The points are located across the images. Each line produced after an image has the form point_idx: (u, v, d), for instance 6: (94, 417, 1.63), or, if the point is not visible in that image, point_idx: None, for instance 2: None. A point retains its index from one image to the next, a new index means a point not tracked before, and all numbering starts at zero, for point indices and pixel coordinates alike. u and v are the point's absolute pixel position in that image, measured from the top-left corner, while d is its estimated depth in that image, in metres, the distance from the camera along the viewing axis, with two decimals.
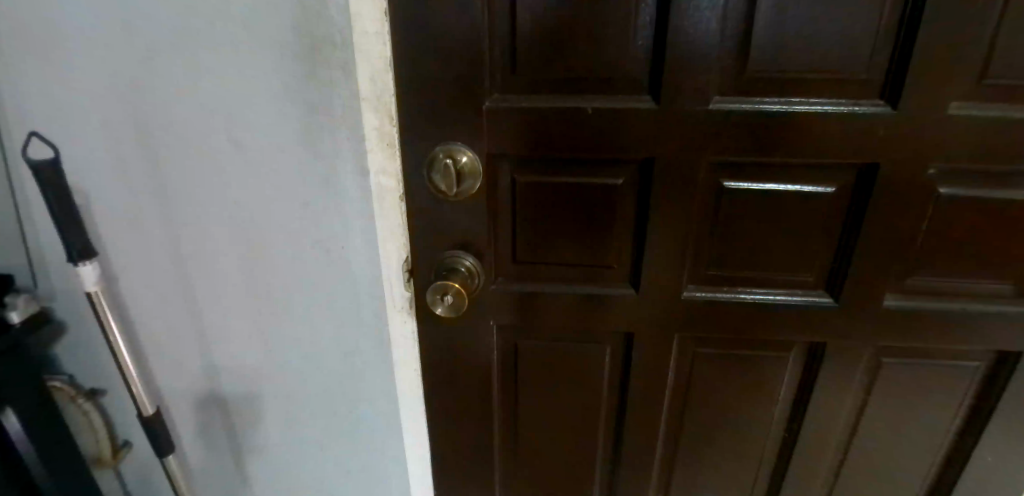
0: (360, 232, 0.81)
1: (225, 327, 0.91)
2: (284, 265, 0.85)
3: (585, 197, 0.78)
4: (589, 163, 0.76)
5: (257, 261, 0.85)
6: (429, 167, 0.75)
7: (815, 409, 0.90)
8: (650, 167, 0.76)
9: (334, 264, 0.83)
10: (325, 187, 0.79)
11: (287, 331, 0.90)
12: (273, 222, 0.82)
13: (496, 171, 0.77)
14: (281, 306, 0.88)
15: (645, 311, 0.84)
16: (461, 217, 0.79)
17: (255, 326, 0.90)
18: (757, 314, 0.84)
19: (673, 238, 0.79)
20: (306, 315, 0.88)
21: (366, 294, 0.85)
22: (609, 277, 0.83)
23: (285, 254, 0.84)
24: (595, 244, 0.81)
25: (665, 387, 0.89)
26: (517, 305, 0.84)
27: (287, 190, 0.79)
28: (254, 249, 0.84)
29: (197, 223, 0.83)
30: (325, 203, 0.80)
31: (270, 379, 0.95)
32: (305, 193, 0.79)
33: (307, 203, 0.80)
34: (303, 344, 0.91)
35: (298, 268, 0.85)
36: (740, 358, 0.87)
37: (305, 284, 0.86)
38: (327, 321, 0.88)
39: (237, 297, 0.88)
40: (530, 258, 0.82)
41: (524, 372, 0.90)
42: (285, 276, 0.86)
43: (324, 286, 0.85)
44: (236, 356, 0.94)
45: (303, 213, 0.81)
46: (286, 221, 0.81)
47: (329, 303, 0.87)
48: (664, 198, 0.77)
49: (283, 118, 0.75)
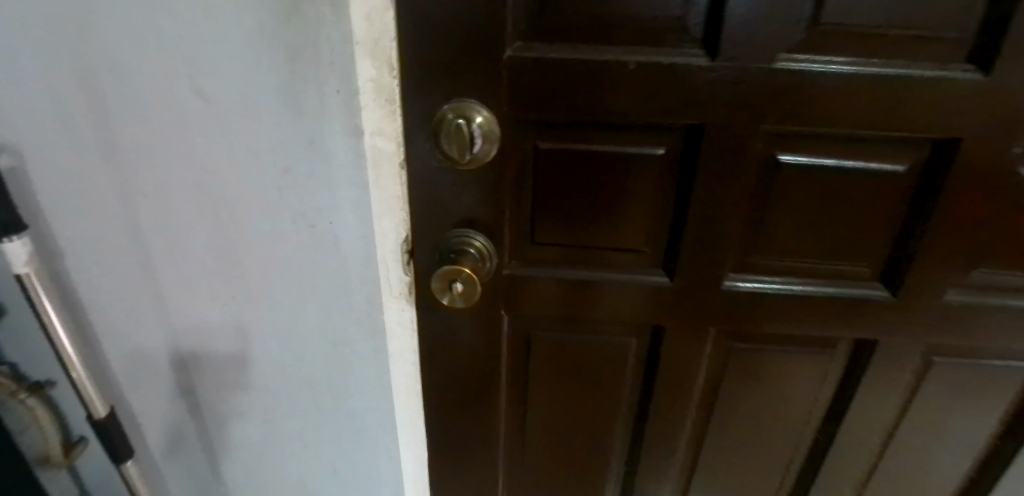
0: (352, 207, 0.69)
1: (191, 311, 0.79)
2: (260, 242, 0.72)
3: (618, 170, 0.67)
4: (625, 130, 0.65)
5: (228, 236, 0.73)
6: (435, 129, 0.62)
7: (855, 411, 0.82)
8: (698, 138, 0.64)
9: (320, 243, 0.71)
10: (309, 152, 0.66)
11: (265, 317, 0.78)
12: (247, 192, 0.69)
13: (515, 136, 0.65)
14: (258, 288, 0.76)
15: (677, 303, 0.74)
16: (471, 191, 0.67)
17: (227, 311, 0.79)
18: (801, 306, 0.74)
19: (716, 219, 0.68)
20: (287, 301, 0.77)
21: (356, 279, 0.73)
22: (640, 263, 0.72)
23: (261, 230, 0.71)
24: (626, 225, 0.70)
25: (693, 385, 0.80)
26: (533, 292, 0.74)
27: (264, 155, 0.67)
28: (224, 223, 0.71)
29: (155, 191, 0.70)
30: (309, 171, 0.67)
31: (246, 369, 0.84)
32: (285, 159, 0.66)
33: (288, 171, 0.67)
34: (283, 333, 0.79)
35: (278, 247, 0.72)
36: (778, 354, 0.78)
37: (285, 266, 0.74)
38: (312, 308, 0.76)
39: (205, 277, 0.76)
40: (550, 239, 0.71)
41: (537, 367, 0.80)
42: (262, 255, 0.73)
43: (308, 269, 0.73)
44: (205, 344, 0.82)
45: (284, 183, 0.68)
46: (263, 191, 0.69)
47: (313, 288, 0.75)
48: (711, 172, 0.66)
49: (258, 67, 0.61)
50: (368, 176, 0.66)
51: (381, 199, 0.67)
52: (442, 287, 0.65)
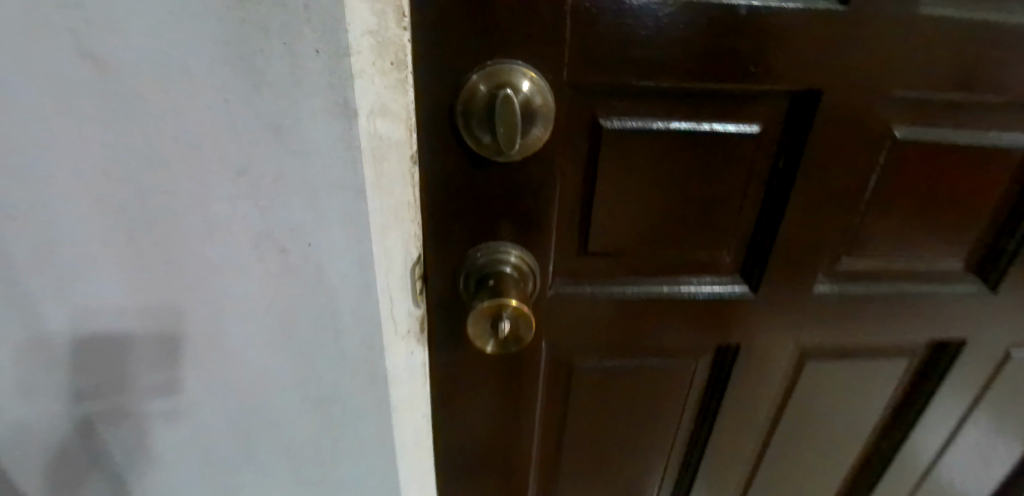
0: (344, 219, 0.48)
1: (100, 382, 0.56)
2: (205, 276, 0.51)
3: (703, 156, 0.50)
4: (716, 102, 0.48)
5: (151, 273, 0.50)
6: (467, 106, 0.43)
7: (928, 413, 0.73)
8: (810, 113, 0.49)
9: (297, 271, 0.51)
10: (273, 146, 0.45)
11: (220, 373, 0.57)
12: (182, 209, 0.47)
13: (571, 113, 0.47)
14: (208, 336, 0.55)
15: (755, 315, 0.60)
16: (512, 191, 0.49)
17: (160, 374, 0.56)
18: (892, 309, 0.62)
19: (815, 215, 0.54)
20: (248, 349, 0.56)
21: (348, 314, 0.54)
22: (715, 270, 0.57)
23: (207, 259, 0.50)
24: (704, 225, 0.54)
25: (760, 406, 0.68)
26: (581, 315, 0.58)
27: (202, 152, 0.45)
28: (149, 255, 0.49)
29: (30, 217, 0.46)
30: (275, 172, 0.46)
31: (196, 439, 0.62)
32: (238, 157, 0.45)
33: (243, 175, 0.46)
34: (246, 391, 0.59)
35: (232, 280, 0.51)
36: (856, 364, 0.67)
37: (246, 304, 0.53)
38: (287, 355, 0.57)
39: (118, 333, 0.53)
40: (607, 248, 0.54)
41: (579, 399, 0.64)
42: (209, 294, 0.52)
43: (279, 305, 0.53)
44: (128, 419, 0.59)
45: (238, 192, 0.47)
46: (205, 205, 0.47)
47: (288, 330, 0.55)
48: (818, 157, 0.51)
49: (186, 16, 0.40)
50: (366, 177, 0.46)
51: (386, 209, 0.48)
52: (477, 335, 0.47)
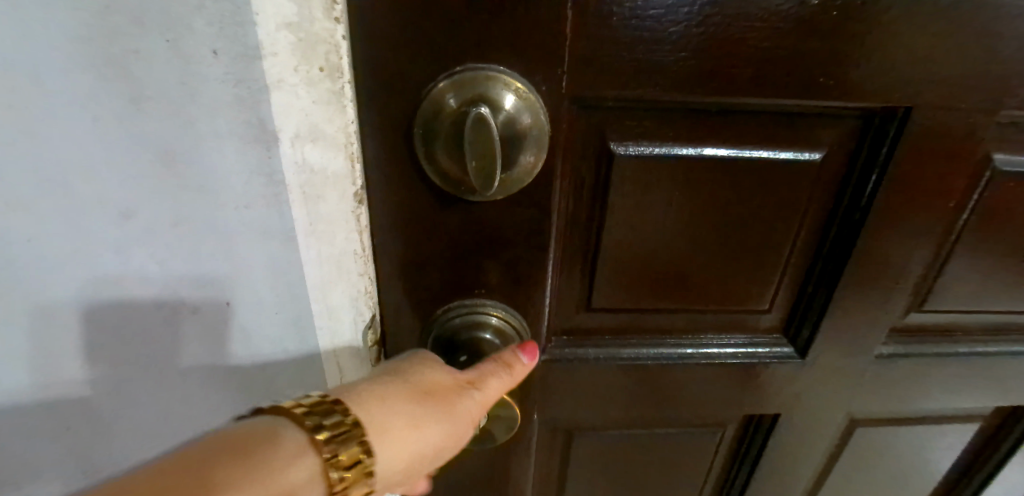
0: (275, 268, 0.38)
1: None
2: (102, 340, 0.40)
3: (746, 191, 0.39)
4: (768, 122, 0.36)
5: (36, 337, 0.40)
6: (428, 127, 0.31)
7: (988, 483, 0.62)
8: (894, 137, 0.37)
9: (219, 328, 0.41)
10: (168, 182, 0.34)
11: (135, 443, 0.47)
12: (59, 262, 0.36)
13: (572, 136, 0.35)
14: (116, 400, 0.44)
15: (798, 382, 0.49)
16: (493, 236, 0.37)
17: (61, 440, 0.46)
18: (967, 372, 0.50)
19: (885, 264, 0.42)
20: (171, 417, 0.46)
21: (291, 375, 0.44)
22: (752, 327, 0.46)
23: (100, 320, 0.39)
24: (742, 275, 0.43)
25: (797, 478, 0.56)
26: (584, 382, 0.46)
27: (75, 190, 0.34)
28: (25, 310, 0.38)
29: None
30: (174, 213, 0.35)
31: None
32: (126, 195, 0.34)
33: (134, 217, 0.35)
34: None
35: (138, 342, 0.41)
36: (917, 433, 0.55)
37: (162, 368, 0.43)
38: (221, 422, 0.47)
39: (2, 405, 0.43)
40: (618, 303, 0.43)
41: (578, 474, 0.53)
42: (111, 360, 0.42)
43: (203, 366, 0.43)
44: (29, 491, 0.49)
45: (131, 239, 0.36)
46: (90, 257, 0.36)
47: (217, 392, 0.45)
48: (899, 194, 0.39)
49: (21, 7, 0.28)
50: (297, 219, 0.35)
51: (327, 259, 0.37)
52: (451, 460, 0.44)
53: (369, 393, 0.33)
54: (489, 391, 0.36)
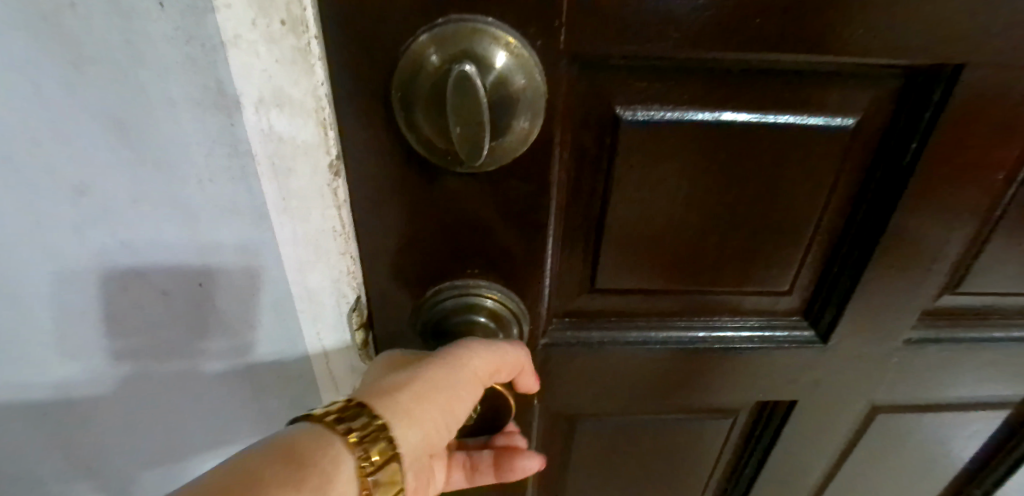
0: (249, 248, 0.35)
1: None
2: (70, 322, 0.38)
3: (767, 162, 0.35)
4: (795, 83, 0.32)
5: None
6: (407, 90, 0.28)
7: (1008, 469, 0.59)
8: (939, 100, 0.32)
9: (194, 311, 0.38)
10: (122, 154, 0.31)
11: (119, 428, 0.45)
12: (16, 241, 0.34)
13: (572, 99, 0.31)
14: (94, 385, 0.42)
15: (818, 368, 0.45)
16: (485, 212, 0.34)
17: (42, 425, 0.44)
18: (1001, 358, 0.47)
19: (921, 242, 0.38)
20: (151, 403, 0.44)
21: (275, 356, 0.42)
22: (769, 310, 0.42)
23: (66, 301, 0.37)
24: (760, 254, 0.39)
25: (813, 466, 0.53)
26: (587, 367, 0.43)
27: (24, 164, 0.31)
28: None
29: None
30: (133, 187, 0.32)
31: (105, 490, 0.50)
32: (79, 169, 0.31)
33: (90, 192, 0.32)
34: (161, 448, 0.47)
35: (108, 326, 0.38)
36: (942, 420, 0.52)
37: (136, 354, 0.40)
38: (205, 409, 0.45)
39: None
40: (624, 284, 0.39)
41: (582, 459, 0.51)
42: (82, 344, 0.39)
43: (180, 352, 0.40)
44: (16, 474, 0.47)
45: (91, 216, 0.33)
46: (49, 235, 0.34)
47: (196, 380, 0.42)
48: (941, 165, 0.35)
49: None
50: (268, 194, 0.32)
51: (302, 236, 0.34)
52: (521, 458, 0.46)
53: (374, 389, 0.32)
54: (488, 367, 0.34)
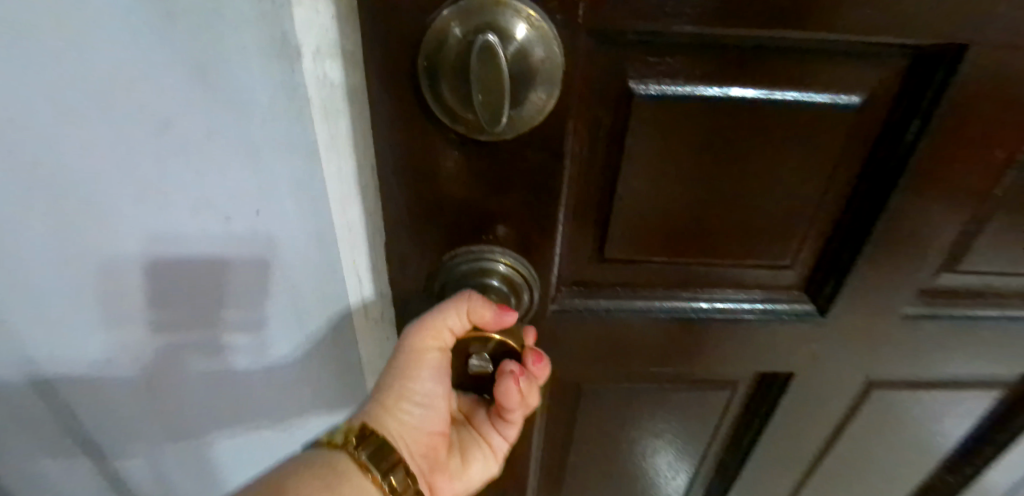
0: (299, 196, 0.38)
1: (59, 371, 0.49)
2: (145, 261, 0.41)
3: (773, 138, 0.36)
4: (803, 61, 0.33)
5: (87, 257, 0.41)
6: (432, 60, 0.29)
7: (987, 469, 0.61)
8: (942, 82, 0.33)
9: (232, 256, 0.41)
10: (185, 100, 0.33)
11: (181, 364, 0.49)
12: (69, 182, 0.36)
13: (588, 72, 0.32)
14: (163, 323, 0.45)
15: (816, 342, 0.47)
16: (504, 180, 0.35)
17: (114, 359, 0.48)
18: (993, 338, 0.48)
19: (920, 221, 0.40)
20: (179, 343, 0.47)
21: (322, 300, 0.45)
22: (772, 283, 0.44)
23: (141, 241, 0.40)
24: (765, 229, 0.40)
25: (809, 437, 0.55)
26: (594, 334, 0.45)
27: (111, 109, 0.33)
28: (77, 228, 0.39)
29: None
30: (206, 131, 0.34)
31: (163, 422, 0.54)
32: (134, 116, 0.34)
33: (140, 137, 0.35)
34: (182, 386, 0.51)
35: (163, 265, 0.41)
36: (935, 397, 0.53)
37: (171, 293, 0.43)
38: (226, 353, 0.48)
39: (61, 320, 0.45)
40: (633, 254, 0.41)
41: (588, 426, 0.53)
42: (153, 283, 0.43)
43: (210, 295, 0.43)
44: (89, 401, 0.51)
45: (154, 159, 0.36)
46: (100, 177, 0.36)
47: (225, 323, 0.46)
48: (943, 144, 0.36)
49: None
50: (318, 134, 0.34)
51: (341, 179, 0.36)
52: (536, 416, 0.48)
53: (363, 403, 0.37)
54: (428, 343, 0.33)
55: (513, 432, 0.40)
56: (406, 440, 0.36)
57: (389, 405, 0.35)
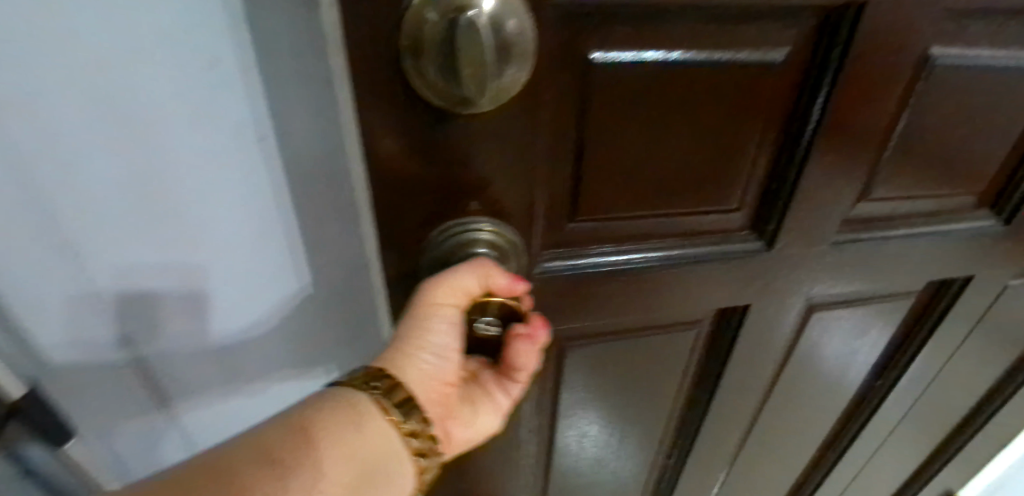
0: (311, 135, 0.46)
1: (116, 314, 0.53)
2: (204, 190, 0.47)
3: (717, 93, 0.41)
4: (734, 23, 0.38)
5: (151, 192, 0.46)
6: (415, 41, 0.31)
7: (905, 379, 0.71)
8: (848, 30, 0.39)
9: (222, 219, 0.49)
10: (186, 86, 0.41)
11: (231, 292, 0.54)
12: (132, 117, 0.42)
13: (555, 45, 0.35)
14: (215, 252, 0.51)
15: (762, 275, 0.53)
16: (484, 153, 0.38)
17: (167, 297, 0.53)
18: (902, 254, 0.56)
19: (838, 155, 0.46)
20: (180, 297, 0.53)
21: (341, 221, 0.52)
22: (723, 226, 0.49)
23: (200, 170, 0.46)
24: (714, 176, 0.45)
25: (763, 362, 0.62)
26: (573, 288, 0.49)
27: (172, 47, 0.39)
28: (143, 161, 0.44)
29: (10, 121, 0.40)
30: (250, 68, 0.42)
31: (209, 358, 0.59)
32: (189, 57, 0.40)
33: (142, 121, 0.42)
34: (175, 356, 0.57)
35: (217, 190, 0.47)
36: (861, 312, 0.61)
37: (168, 262, 0.50)
38: (223, 299, 0.55)
39: (122, 260, 0.49)
40: (603, 212, 0.45)
41: (572, 379, 0.57)
42: (209, 210, 0.48)
43: (201, 260, 0.51)
44: (141, 344, 0.56)
45: (209, 92, 0.42)
46: (123, 139, 0.43)
47: (213, 284, 0.53)
48: (850, 85, 0.42)
49: None
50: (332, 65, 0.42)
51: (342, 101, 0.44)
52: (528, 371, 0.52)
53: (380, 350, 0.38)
54: (446, 299, 0.36)
55: (516, 388, 0.43)
56: (422, 389, 0.38)
57: (408, 354, 0.37)
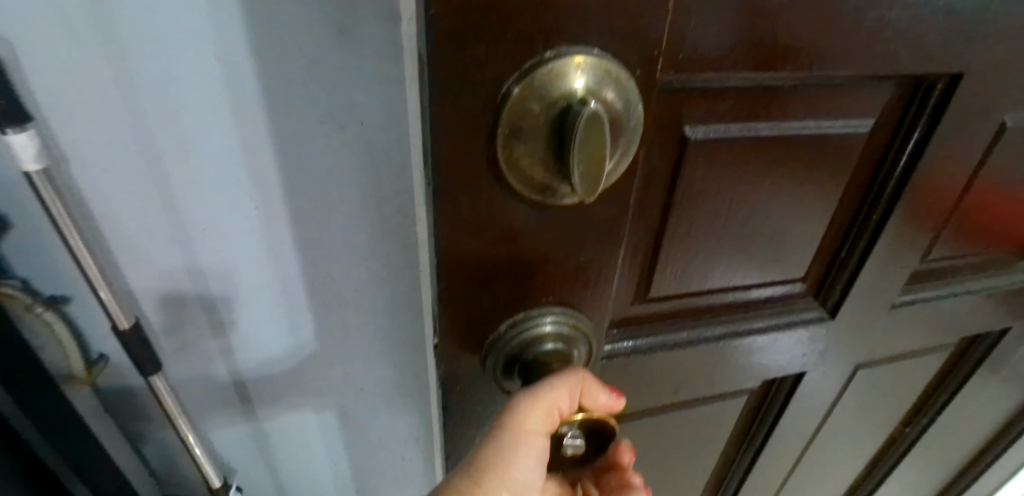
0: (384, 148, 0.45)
1: (230, 252, 0.50)
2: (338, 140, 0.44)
3: (807, 168, 0.38)
4: (831, 96, 0.35)
5: (291, 127, 0.44)
6: (515, 129, 0.27)
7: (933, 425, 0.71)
8: (938, 100, 0.38)
9: (302, 219, 0.49)
10: (329, 52, 0.40)
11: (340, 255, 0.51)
12: (288, 48, 0.40)
13: (653, 123, 0.32)
14: (333, 204, 0.48)
15: (822, 339, 0.51)
16: (569, 238, 0.34)
17: (278, 242, 0.50)
18: (949, 312, 0.55)
19: (912, 223, 0.44)
20: (290, 244, 0.50)
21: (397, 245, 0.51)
22: (789, 295, 0.47)
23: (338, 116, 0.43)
24: (789, 248, 0.43)
25: (809, 418, 0.60)
26: (637, 371, 0.45)
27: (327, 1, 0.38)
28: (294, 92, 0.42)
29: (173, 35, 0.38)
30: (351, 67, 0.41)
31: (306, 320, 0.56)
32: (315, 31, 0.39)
33: (246, 111, 0.43)
34: (253, 335, 0.57)
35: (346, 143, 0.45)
36: (903, 364, 0.60)
37: (282, 222, 0.48)
38: (330, 259, 0.51)
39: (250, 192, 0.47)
40: (676, 289, 0.41)
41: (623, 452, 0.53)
42: (339, 160, 0.45)
43: (285, 252, 0.51)
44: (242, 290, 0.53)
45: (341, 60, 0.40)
46: (276, 69, 0.41)
47: (311, 278, 0.53)
48: (933, 156, 0.40)
49: None
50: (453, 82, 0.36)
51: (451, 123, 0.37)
52: None
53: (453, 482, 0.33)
54: (541, 425, 0.33)
55: None
56: None
57: (491, 486, 0.33)
